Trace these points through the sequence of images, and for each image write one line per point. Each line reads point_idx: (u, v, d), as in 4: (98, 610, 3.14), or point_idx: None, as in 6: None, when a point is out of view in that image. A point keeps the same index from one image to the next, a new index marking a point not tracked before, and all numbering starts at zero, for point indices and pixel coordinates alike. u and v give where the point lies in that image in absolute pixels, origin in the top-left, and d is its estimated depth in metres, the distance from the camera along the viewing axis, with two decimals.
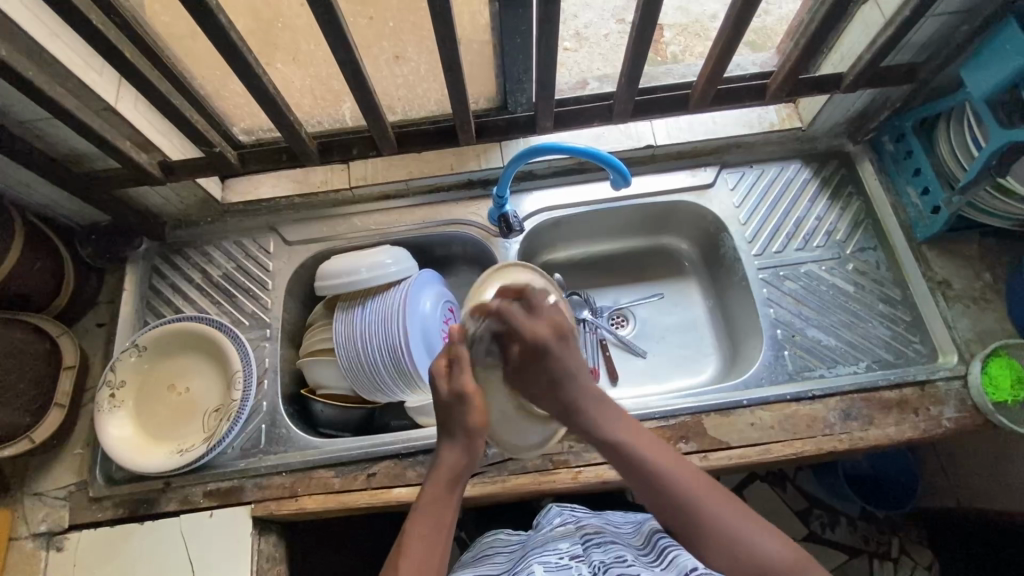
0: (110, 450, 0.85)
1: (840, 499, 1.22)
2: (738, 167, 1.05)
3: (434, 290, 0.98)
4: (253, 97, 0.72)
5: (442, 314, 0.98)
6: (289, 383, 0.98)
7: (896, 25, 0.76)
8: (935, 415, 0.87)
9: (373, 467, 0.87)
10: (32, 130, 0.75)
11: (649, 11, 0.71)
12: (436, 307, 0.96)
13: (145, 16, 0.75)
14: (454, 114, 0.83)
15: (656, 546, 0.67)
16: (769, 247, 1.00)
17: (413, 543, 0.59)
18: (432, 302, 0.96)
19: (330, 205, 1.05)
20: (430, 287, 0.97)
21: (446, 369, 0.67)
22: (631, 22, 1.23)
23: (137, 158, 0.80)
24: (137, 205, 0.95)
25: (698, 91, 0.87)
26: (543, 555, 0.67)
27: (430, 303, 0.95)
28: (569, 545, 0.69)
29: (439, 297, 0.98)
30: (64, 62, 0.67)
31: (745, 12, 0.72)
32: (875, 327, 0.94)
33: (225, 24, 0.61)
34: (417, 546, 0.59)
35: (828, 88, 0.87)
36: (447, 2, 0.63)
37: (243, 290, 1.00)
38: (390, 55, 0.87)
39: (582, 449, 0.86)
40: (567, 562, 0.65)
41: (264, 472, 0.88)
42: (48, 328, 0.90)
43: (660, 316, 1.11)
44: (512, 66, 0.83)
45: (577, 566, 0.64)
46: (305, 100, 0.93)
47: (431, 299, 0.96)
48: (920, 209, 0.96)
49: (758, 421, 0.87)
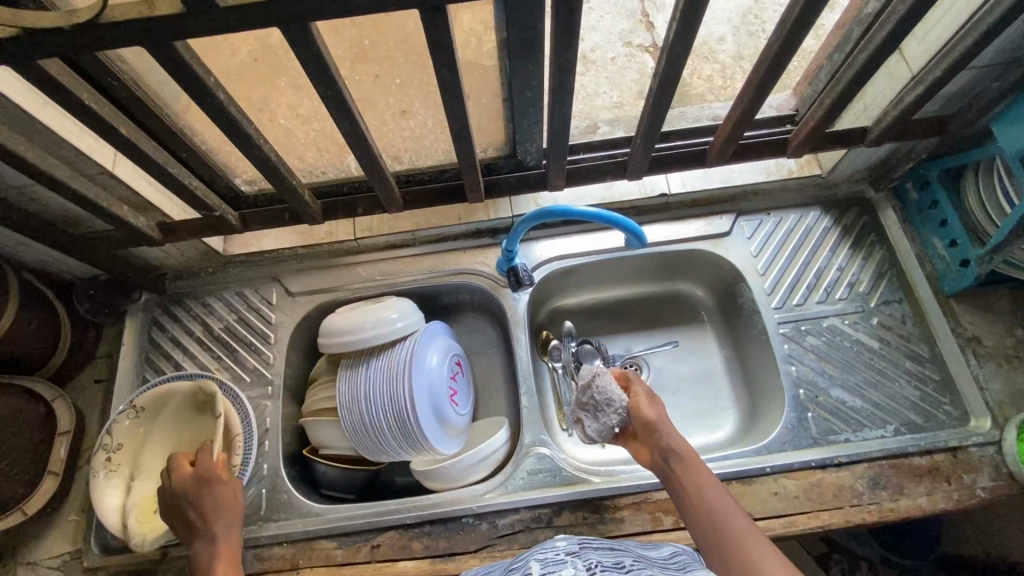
0: (107, 520, 0.81)
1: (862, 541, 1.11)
2: (755, 214, 1.01)
3: (438, 343, 0.93)
4: (257, 165, 0.69)
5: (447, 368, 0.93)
6: (291, 442, 0.95)
7: (926, 84, 0.73)
8: (969, 484, 0.83)
9: (376, 538, 0.84)
10: (26, 195, 0.73)
11: (668, 78, 0.69)
12: (440, 361, 0.91)
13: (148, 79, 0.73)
14: (463, 175, 0.80)
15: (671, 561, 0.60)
16: (789, 300, 0.96)
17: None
18: (436, 356, 0.91)
19: (334, 254, 1.02)
20: (433, 340, 0.92)
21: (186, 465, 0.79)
22: (639, 44, 1.20)
23: (136, 223, 0.78)
24: (137, 260, 0.93)
25: (716, 148, 0.85)
26: (541, 553, 0.61)
27: (435, 357, 0.91)
28: (567, 543, 0.63)
29: (444, 351, 0.93)
30: (59, 133, 0.64)
31: (767, 78, 0.70)
32: (902, 386, 0.90)
33: (225, 101, 0.60)
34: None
35: (851, 142, 0.84)
36: (457, 78, 0.61)
37: (244, 344, 0.97)
38: (398, 110, 0.86)
39: (596, 520, 0.83)
40: (564, 559, 0.59)
41: (264, 543, 0.84)
42: (43, 392, 0.88)
43: (674, 365, 1.06)
44: (525, 119, 0.78)
45: (572, 561, 0.58)
46: (309, 153, 0.89)
47: (435, 354, 0.91)
48: (947, 261, 0.93)
49: (782, 490, 0.83)
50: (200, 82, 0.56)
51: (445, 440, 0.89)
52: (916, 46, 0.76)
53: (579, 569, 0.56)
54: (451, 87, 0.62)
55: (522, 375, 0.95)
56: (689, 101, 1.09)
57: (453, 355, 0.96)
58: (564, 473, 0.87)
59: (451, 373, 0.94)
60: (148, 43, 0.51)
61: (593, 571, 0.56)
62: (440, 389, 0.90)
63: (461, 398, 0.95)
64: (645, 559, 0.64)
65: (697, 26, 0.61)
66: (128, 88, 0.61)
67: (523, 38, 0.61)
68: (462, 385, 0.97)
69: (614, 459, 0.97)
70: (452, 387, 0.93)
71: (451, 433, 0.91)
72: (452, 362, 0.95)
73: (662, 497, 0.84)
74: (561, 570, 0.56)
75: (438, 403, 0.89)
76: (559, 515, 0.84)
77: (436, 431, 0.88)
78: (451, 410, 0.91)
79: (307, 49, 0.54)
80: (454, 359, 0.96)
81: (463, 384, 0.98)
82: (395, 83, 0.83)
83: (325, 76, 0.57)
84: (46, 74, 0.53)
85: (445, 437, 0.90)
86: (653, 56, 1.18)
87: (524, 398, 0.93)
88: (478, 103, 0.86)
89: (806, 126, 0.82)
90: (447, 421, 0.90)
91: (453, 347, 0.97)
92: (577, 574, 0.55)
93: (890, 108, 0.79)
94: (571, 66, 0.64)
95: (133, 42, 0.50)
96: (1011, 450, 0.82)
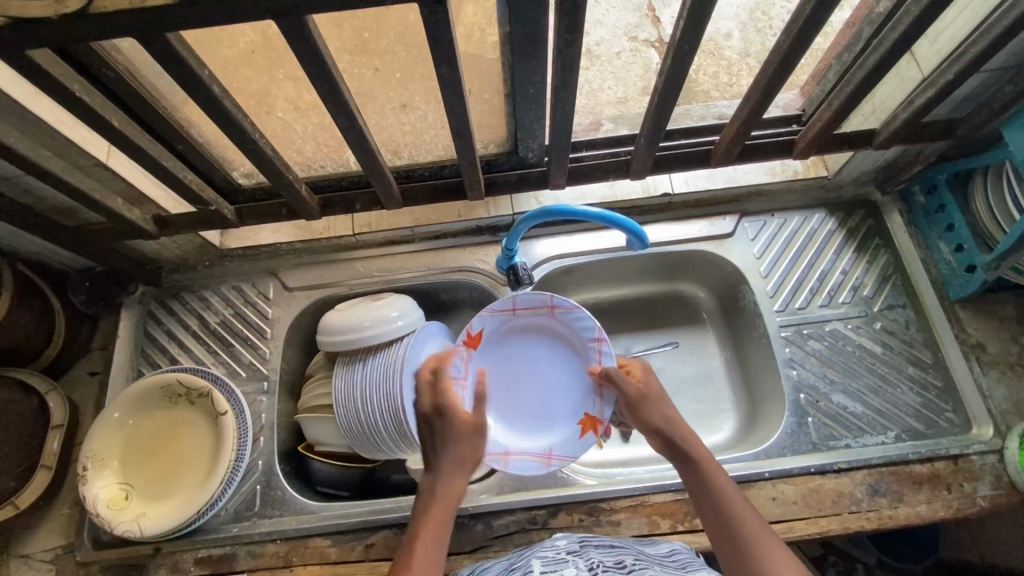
0: (91, 507, 0.80)
1: (856, 544, 1.09)
2: (759, 215, 1.00)
3: (496, 305, 0.89)
4: (253, 158, 0.68)
5: (500, 340, 0.92)
6: (285, 439, 0.94)
7: (937, 87, 0.71)
8: (969, 492, 0.82)
9: (372, 537, 0.84)
10: (17, 186, 0.72)
11: (674, 78, 0.67)
12: (491, 331, 0.91)
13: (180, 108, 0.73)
14: (459, 159, 0.77)
15: (677, 562, 0.58)
16: (791, 303, 0.95)
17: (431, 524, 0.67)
18: (486, 326, 0.90)
19: (332, 250, 1.01)
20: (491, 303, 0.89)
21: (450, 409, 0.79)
22: (645, 39, 1.18)
23: (129, 215, 0.77)
24: (132, 253, 0.92)
25: (722, 148, 0.83)
26: (542, 551, 0.60)
27: (477, 330, 0.90)
28: (567, 542, 0.62)
29: (509, 316, 0.91)
30: (50, 123, 0.63)
31: (775, 80, 0.69)
32: (905, 393, 0.89)
33: (220, 94, 0.59)
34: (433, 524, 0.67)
35: (858, 144, 0.83)
36: (457, 74, 0.60)
37: (240, 339, 0.96)
38: (397, 105, 0.83)
39: (592, 523, 0.83)
40: (565, 557, 0.58)
41: (258, 539, 0.84)
42: (37, 384, 0.88)
43: (673, 366, 1.05)
44: (525, 115, 0.76)
45: (574, 561, 0.56)
46: (307, 146, 0.87)
47: (483, 324, 0.90)
48: (953, 265, 0.91)
49: (780, 495, 0.82)
50: (193, 74, 0.56)
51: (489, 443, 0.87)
52: (929, 47, 0.75)
53: (580, 569, 0.54)
54: (450, 83, 0.61)
55: (583, 346, 0.89)
56: (694, 98, 1.08)
57: (527, 324, 0.91)
58: (560, 474, 0.87)
59: (525, 354, 0.92)
60: (141, 35, 0.50)
61: (595, 571, 0.53)
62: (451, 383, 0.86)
63: (554, 384, 0.91)
64: (645, 556, 0.60)
65: (704, 25, 0.59)
66: (123, 80, 0.60)
67: (525, 34, 0.59)
68: (573, 370, 0.90)
69: (611, 460, 0.97)
70: (500, 368, 0.91)
71: (517, 429, 0.89)
72: (524, 337, 0.92)
73: (659, 500, 0.83)
74: (562, 570, 0.54)
75: (455, 408, 0.85)
76: (555, 517, 0.83)
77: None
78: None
79: (301, 40, 0.53)
80: (536, 329, 0.92)
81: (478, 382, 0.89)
82: (395, 76, 0.79)
83: (321, 70, 0.57)
84: (37, 64, 0.52)
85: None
86: (659, 52, 1.17)
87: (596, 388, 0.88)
88: (480, 97, 0.82)
89: (813, 127, 0.81)
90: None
91: (556, 313, 0.89)
92: (579, 573, 0.53)
93: (900, 110, 0.78)
94: (575, 63, 0.62)
95: (126, 32, 0.49)
96: (1014, 459, 0.81)
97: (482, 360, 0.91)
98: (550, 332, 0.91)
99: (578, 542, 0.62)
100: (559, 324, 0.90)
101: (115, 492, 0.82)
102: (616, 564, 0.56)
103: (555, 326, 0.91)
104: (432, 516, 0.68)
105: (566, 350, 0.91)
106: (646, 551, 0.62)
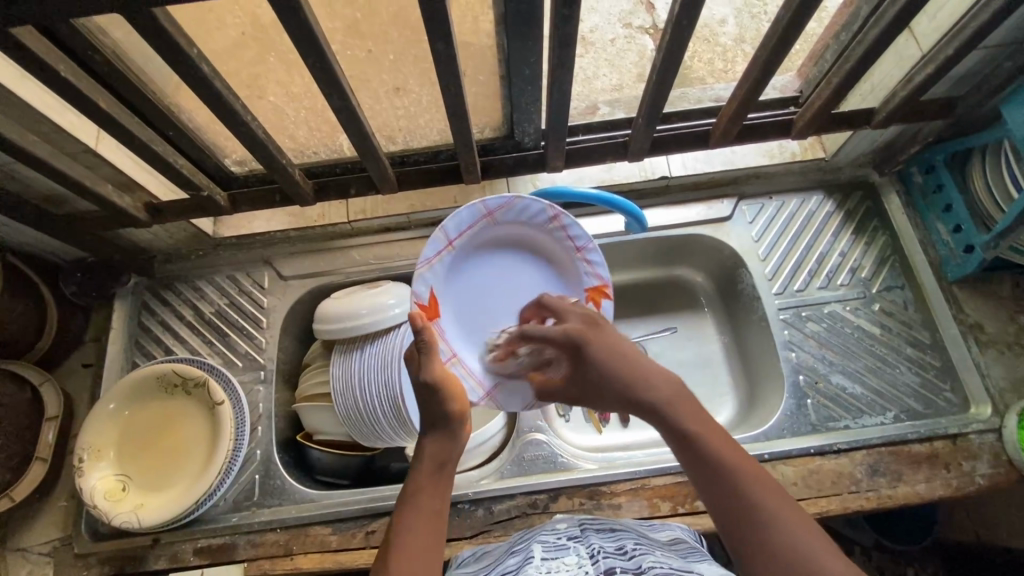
0: (87, 499, 0.80)
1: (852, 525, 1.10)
2: (757, 198, 1.00)
3: (428, 255, 0.75)
4: (244, 141, 0.68)
5: (456, 281, 0.79)
6: (284, 428, 0.93)
7: (937, 63, 0.71)
8: (968, 470, 0.82)
9: (372, 524, 0.83)
10: (5, 173, 0.71)
11: (672, 57, 0.66)
12: (440, 284, 0.78)
13: (169, 92, 0.72)
14: (457, 142, 0.76)
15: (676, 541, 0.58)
16: (790, 286, 0.95)
17: (422, 496, 0.58)
18: (433, 284, 0.77)
19: (327, 238, 1.00)
20: (423, 258, 0.75)
21: (416, 356, 0.65)
22: (639, 25, 1.17)
23: (120, 203, 0.76)
24: (124, 243, 0.91)
25: (721, 128, 0.83)
26: (542, 536, 0.59)
27: (427, 296, 0.77)
28: (568, 526, 0.61)
29: (449, 252, 0.77)
30: (35, 106, 0.62)
31: (773, 59, 0.68)
32: (904, 373, 0.89)
33: (210, 75, 0.58)
34: (424, 497, 0.58)
35: (856, 124, 0.83)
36: (452, 51, 0.59)
37: (236, 328, 0.95)
38: (391, 88, 0.82)
39: (593, 506, 0.83)
40: (566, 543, 0.57)
41: (258, 528, 0.84)
42: (30, 376, 0.87)
43: (671, 351, 1.04)
44: (522, 97, 0.74)
45: (575, 547, 0.55)
46: (300, 132, 0.85)
47: (428, 284, 0.77)
48: (951, 246, 0.91)
49: (780, 477, 0.83)
50: (182, 55, 0.55)
51: (525, 386, 0.80)
52: (927, 23, 0.74)
53: (581, 556, 0.53)
54: (445, 61, 0.60)
55: (543, 232, 0.80)
56: (689, 84, 1.07)
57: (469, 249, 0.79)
58: (560, 459, 0.87)
59: (486, 276, 0.81)
60: (128, 12, 0.49)
61: (596, 558, 0.52)
62: (451, 367, 0.77)
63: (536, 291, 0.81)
64: (648, 540, 0.59)
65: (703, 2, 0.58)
66: (110, 61, 0.58)
67: (521, 13, 0.58)
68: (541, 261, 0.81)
69: (611, 445, 0.97)
70: (472, 312, 0.81)
71: None
72: (475, 264, 0.80)
73: (660, 483, 0.83)
74: (563, 557, 0.54)
75: (472, 387, 0.78)
76: (556, 501, 0.83)
77: (496, 398, 0.79)
78: (483, 364, 0.80)
79: (293, 17, 0.52)
80: (485, 244, 0.80)
81: (461, 342, 0.79)
82: (388, 58, 0.78)
83: (315, 49, 0.56)
84: (23, 44, 0.51)
85: (513, 391, 0.80)
86: (653, 39, 1.15)
87: (580, 264, 0.81)
88: (475, 80, 0.80)
89: (812, 106, 0.80)
90: (496, 377, 0.80)
91: (495, 217, 0.77)
92: (579, 561, 0.52)
93: (899, 88, 0.77)
94: (572, 39, 0.61)
95: (113, 9, 0.48)
96: (1012, 437, 0.82)
97: (446, 319, 0.79)
98: (496, 240, 0.80)
99: (580, 526, 0.62)
100: (501, 225, 0.79)
101: (112, 483, 0.82)
102: (617, 547, 0.55)
103: (502, 231, 0.79)
104: (434, 495, 0.58)
105: (526, 243, 0.81)
106: (646, 533, 0.62)
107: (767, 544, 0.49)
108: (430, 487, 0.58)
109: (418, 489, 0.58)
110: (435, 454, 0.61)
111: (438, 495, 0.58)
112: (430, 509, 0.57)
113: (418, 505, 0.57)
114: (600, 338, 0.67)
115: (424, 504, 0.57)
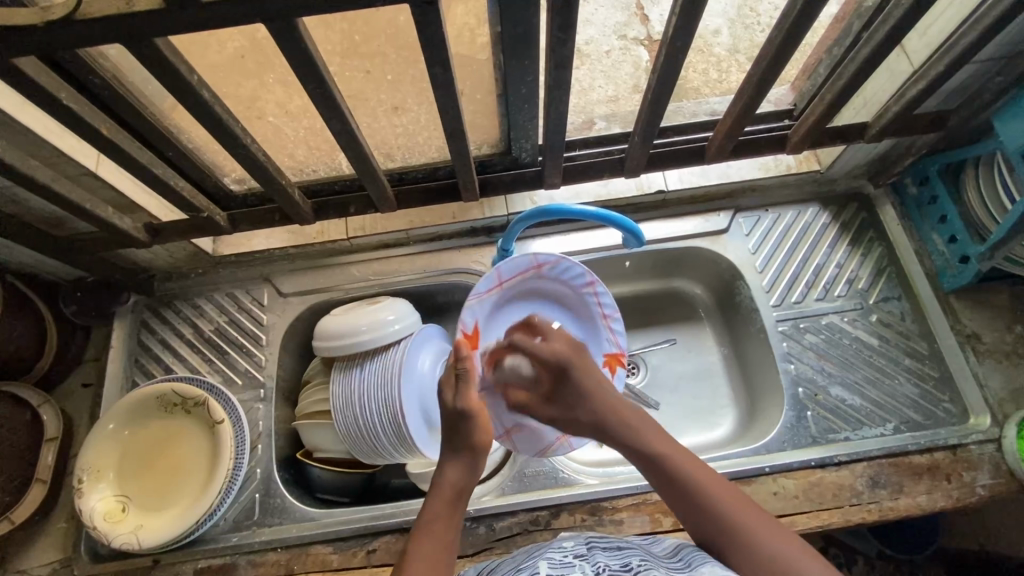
0: (87, 521, 0.79)
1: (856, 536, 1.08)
2: (754, 211, 1.00)
3: (480, 290, 0.85)
4: (243, 163, 0.68)
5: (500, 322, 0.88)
6: (283, 446, 0.93)
7: (928, 80, 0.72)
8: (969, 481, 0.82)
9: (373, 543, 0.83)
10: (5, 195, 0.71)
11: (667, 77, 0.67)
12: (484, 319, 0.87)
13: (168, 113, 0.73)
14: (455, 162, 0.77)
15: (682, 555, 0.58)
16: (787, 298, 0.95)
17: (436, 521, 0.60)
18: (478, 317, 0.86)
19: (327, 255, 1.01)
20: (477, 290, 0.84)
21: (453, 381, 0.70)
22: (634, 36, 1.18)
23: (120, 224, 0.76)
24: (124, 261, 0.91)
25: (716, 144, 0.83)
26: (548, 553, 0.59)
27: (472, 326, 0.86)
28: (575, 543, 0.61)
29: (497, 291, 0.87)
30: (36, 130, 0.63)
31: (766, 78, 0.69)
32: (903, 384, 0.90)
33: (209, 100, 0.58)
34: (439, 525, 0.59)
35: (850, 138, 0.84)
36: (449, 75, 0.60)
37: (235, 345, 0.95)
38: (389, 107, 0.83)
39: (594, 523, 0.83)
40: (571, 561, 0.57)
41: (258, 548, 0.83)
42: (30, 396, 0.87)
43: (671, 363, 1.05)
44: (519, 115, 0.75)
45: (580, 564, 0.55)
46: (299, 151, 0.86)
47: (474, 316, 0.86)
48: (947, 257, 0.92)
49: (782, 490, 0.83)
50: (182, 83, 0.55)
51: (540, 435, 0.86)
52: (918, 40, 0.75)
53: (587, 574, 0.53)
54: (442, 85, 0.61)
55: (579, 295, 0.89)
56: (685, 95, 1.08)
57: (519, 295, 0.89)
58: (561, 475, 0.86)
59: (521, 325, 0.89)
60: (127, 41, 0.49)
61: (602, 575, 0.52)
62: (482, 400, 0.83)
63: None
64: (652, 556, 0.59)
65: (696, 24, 0.59)
66: (111, 87, 0.59)
67: (515, 34, 0.59)
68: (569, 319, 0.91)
69: (612, 459, 0.97)
70: None
71: None
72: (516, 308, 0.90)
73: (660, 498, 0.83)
74: (568, 574, 0.53)
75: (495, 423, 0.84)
76: (557, 517, 0.83)
77: (513, 438, 0.85)
78: None
79: (292, 45, 0.53)
80: (531, 292, 0.90)
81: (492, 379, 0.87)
82: (387, 78, 0.82)
83: (313, 74, 0.57)
84: (24, 73, 0.52)
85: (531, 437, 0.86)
86: (648, 50, 1.17)
87: (603, 330, 0.90)
88: (472, 98, 0.81)
89: (806, 121, 0.81)
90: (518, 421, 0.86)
91: (544, 270, 0.88)
92: None
93: (891, 103, 0.78)
94: (569, 61, 0.62)
95: (113, 38, 0.48)
96: (1013, 448, 0.82)
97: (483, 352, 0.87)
98: (543, 293, 0.91)
99: (585, 544, 0.61)
100: (548, 280, 0.89)
101: (112, 504, 0.81)
102: (621, 563, 0.55)
103: (547, 284, 0.90)
104: (448, 523, 0.60)
105: (562, 300, 0.91)
106: (647, 547, 0.62)
107: (757, 555, 0.55)
108: (444, 515, 0.60)
109: (434, 516, 0.60)
110: (453, 485, 0.63)
111: (450, 528, 0.60)
112: (443, 536, 0.59)
113: (431, 532, 0.59)
114: (582, 365, 0.77)
115: (438, 532, 0.59)
